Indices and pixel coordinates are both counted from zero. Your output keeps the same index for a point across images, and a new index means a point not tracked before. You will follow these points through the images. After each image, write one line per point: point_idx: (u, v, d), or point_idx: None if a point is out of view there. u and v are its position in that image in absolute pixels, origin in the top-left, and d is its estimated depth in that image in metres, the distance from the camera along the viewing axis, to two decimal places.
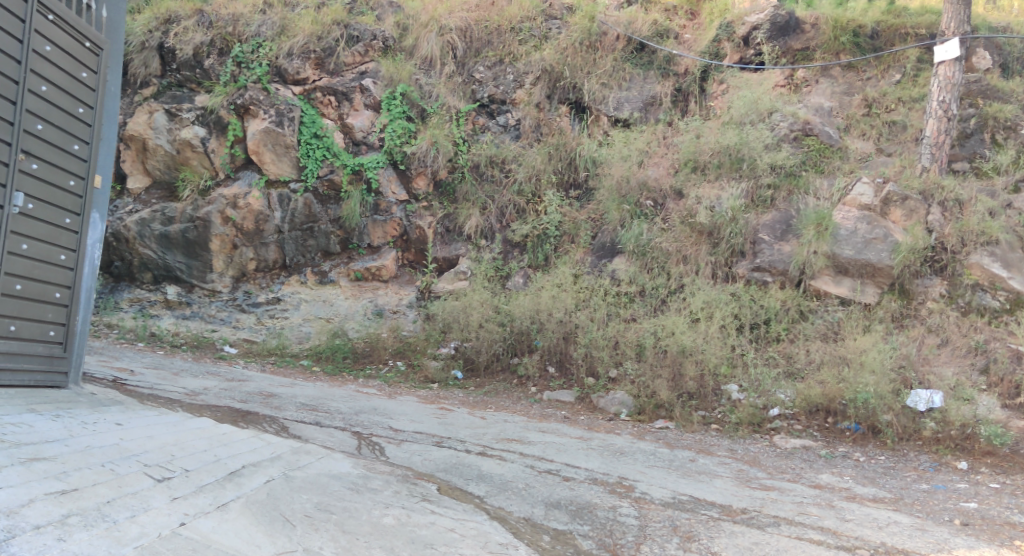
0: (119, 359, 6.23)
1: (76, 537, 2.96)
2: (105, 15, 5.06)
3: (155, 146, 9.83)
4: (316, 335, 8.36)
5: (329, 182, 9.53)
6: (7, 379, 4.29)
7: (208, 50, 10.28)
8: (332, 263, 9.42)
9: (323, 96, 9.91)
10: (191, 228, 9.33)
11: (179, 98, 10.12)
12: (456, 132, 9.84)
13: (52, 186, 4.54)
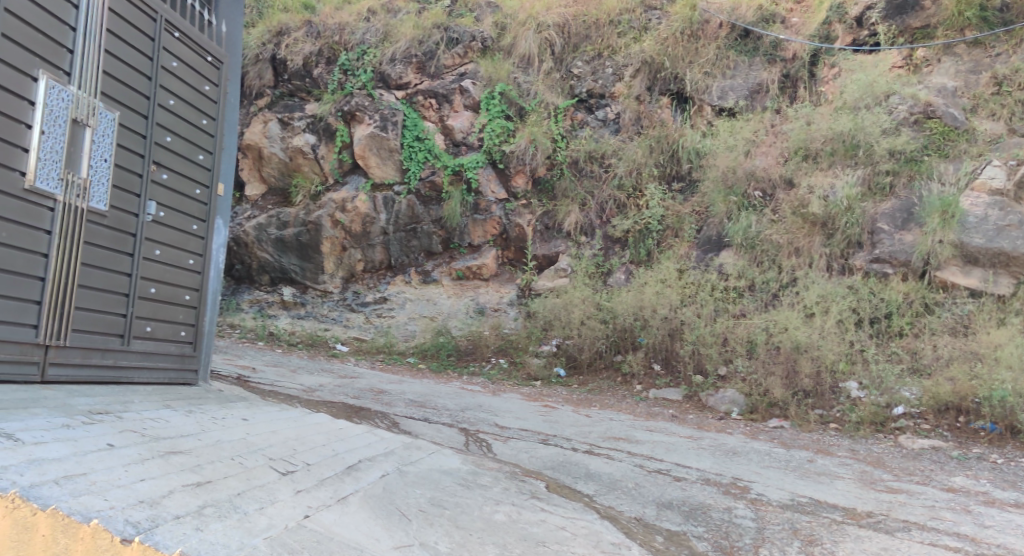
0: (241, 357, 6.57)
1: (212, 527, 3.07)
2: (224, 30, 5.34)
3: (270, 154, 10.35)
4: (421, 333, 8.56)
5: (431, 183, 9.77)
6: (144, 376, 4.59)
7: (317, 59, 10.85)
8: (434, 262, 9.59)
9: (425, 99, 10.18)
10: (304, 232, 9.72)
11: (290, 107, 10.59)
12: (555, 128, 9.84)
13: (180, 194, 4.81)
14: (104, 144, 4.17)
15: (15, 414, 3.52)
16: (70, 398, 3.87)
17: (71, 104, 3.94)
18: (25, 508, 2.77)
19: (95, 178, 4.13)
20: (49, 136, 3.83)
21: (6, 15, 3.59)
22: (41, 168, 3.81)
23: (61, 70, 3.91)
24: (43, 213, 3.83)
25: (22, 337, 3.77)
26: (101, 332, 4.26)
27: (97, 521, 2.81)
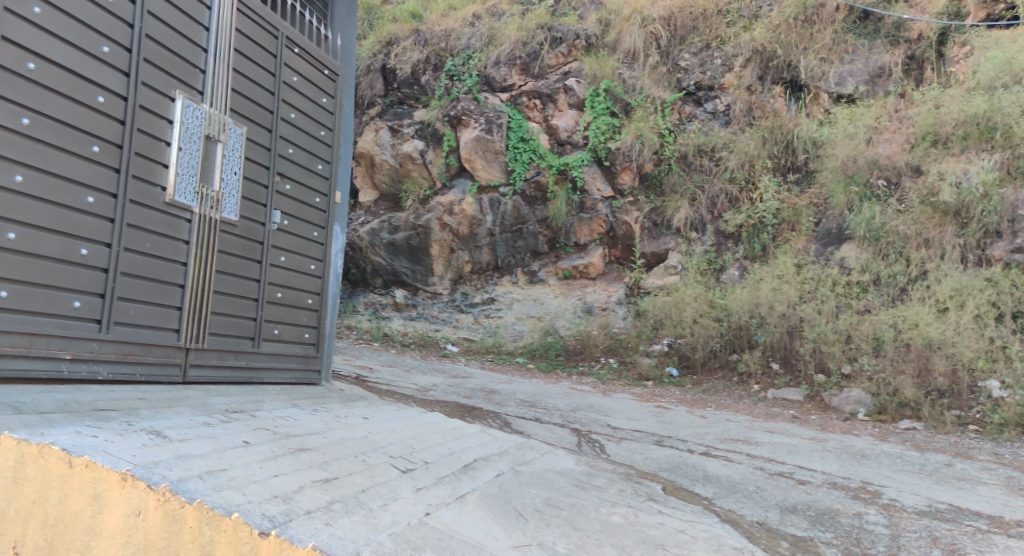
0: (358, 357, 6.83)
1: (340, 522, 3.15)
2: (340, 43, 5.57)
3: (382, 161, 10.75)
4: (529, 333, 8.72)
5: (536, 183, 9.83)
6: (272, 376, 4.90)
7: (424, 66, 11.12)
8: (541, 262, 9.75)
9: (529, 100, 10.23)
10: (414, 235, 10.09)
11: (400, 114, 10.93)
12: (662, 123, 9.62)
13: (302, 203, 5.10)
14: (234, 157, 4.47)
15: (162, 412, 3.77)
16: (210, 398, 4.13)
17: (204, 121, 4.26)
18: (174, 501, 2.90)
19: (226, 190, 4.45)
20: (186, 152, 4.16)
21: (146, 41, 3.93)
22: (180, 183, 4.15)
23: (194, 90, 4.23)
24: (181, 225, 4.17)
25: (165, 340, 4.12)
26: (234, 335, 4.58)
27: (236, 515, 2.91)
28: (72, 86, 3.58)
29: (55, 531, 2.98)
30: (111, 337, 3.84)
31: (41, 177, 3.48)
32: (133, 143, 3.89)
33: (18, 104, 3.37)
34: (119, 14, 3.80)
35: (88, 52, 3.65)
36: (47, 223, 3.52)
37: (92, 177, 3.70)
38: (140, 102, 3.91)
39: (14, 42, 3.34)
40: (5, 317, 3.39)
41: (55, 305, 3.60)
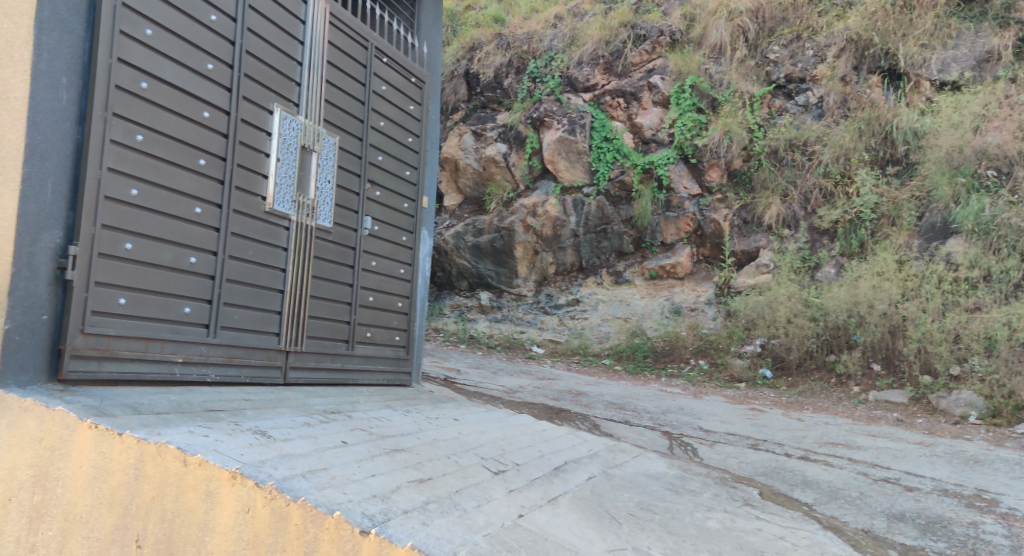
0: (447, 359, 6.96)
1: (436, 522, 3.16)
2: (426, 51, 5.70)
3: (466, 166, 11.01)
4: (615, 335, 8.69)
5: (620, 183, 9.86)
6: (366, 378, 5.05)
7: (507, 69, 11.27)
8: (627, 262, 9.71)
9: (613, 98, 10.20)
10: (498, 237, 10.34)
11: (483, 118, 11.14)
12: (751, 118, 9.40)
13: (391, 209, 5.25)
14: (328, 166, 4.64)
15: (266, 413, 3.92)
16: (308, 399, 4.28)
17: (300, 132, 4.44)
18: (280, 499, 2.94)
19: (321, 198, 4.62)
20: (284, 163, 4.36)
21: (247, 57, 4.12)
22: (278, 193, 4.34)
23: (291, 102, 4.41)
24: (280, 232, 4.36)
25: (267, 344, 4.30)
26: (330, 338, 4.74)
27: (338, 512, 2.91)
28: (180, 103, 3.80)
29: (173, 526, 3.05)
30: (218, 341, 4.04)
31: (154, 190, 3.71)
32: (236, 156, 4.09)
33: (133, 122, 3.60)
34: (222, 33, 4.00)
35: (195, 70, 3.86)
36: (160, 234, 3.75)
37: (199, 189, 3.92)
38: (242, 116, 4.11)
39: (129, 63, 3.58)
40: (123, 322, 3.62)
41: (168, 311, 3.81)
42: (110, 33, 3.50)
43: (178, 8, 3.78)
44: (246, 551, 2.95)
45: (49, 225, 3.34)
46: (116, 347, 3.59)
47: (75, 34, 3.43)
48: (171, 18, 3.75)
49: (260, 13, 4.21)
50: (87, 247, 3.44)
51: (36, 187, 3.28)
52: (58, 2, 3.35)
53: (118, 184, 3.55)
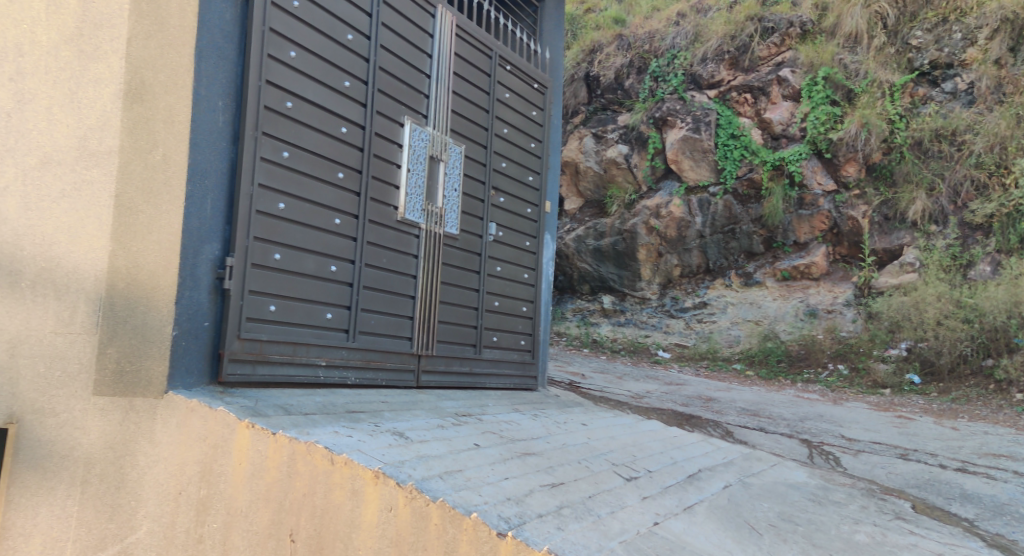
0: (570, 363, 7.01)
1: (571, 527, 3.09)
2: (549, 57, 5.77)
3: (586, 168, 11.14)
4: (746, 338, 8.58)
5: (749, 181, 9.58)
6: (494, 382, 5.14)
7: (628, 70, 11.37)
8: (757, 263, 9.41)
9: (739, 94, 9.99)
10: (620, 240, 10.34)
11: (604, 120, 11.26)
12: (891, 108, 9.04)
13: (515, 214, 5.33)
14: (454, 175, 4.77)
15: (403, 415, 4.04)
16: (441, 401, 4.38)
17: (428, 143, 4.60)
18: (421, 499, 2.92)
19: (448, 207, 4.76)
20: (414, 173, 4.51)
21: (380, 73, 4.30)
22: (409, 202, 4.49)
23: (420, 114, 4.57)
24: (411, 240, 4.51)
25: (401, 348, 4.45)
26: (459, 342, 4.86)
27: (475, 514, 2.87)
28: (322, 120, 4.00)
29: (321, 522, 3.07)
30: (357, 345, 4.21)
31: (299, 204, 3.92)
32: (371, 168, 4.27)
33: (279, 140, 3.82)
34: (358, 51, 4.18)
35: (334, 88, 4.05)
36: (304, 244, 3.95)
37: (338, 201, 4.10)
38: (376, 130, 4.29)
39: (276, 85, 3.80)
40: (273, 328, 3.84)
41: (313, 317, 4.01)
42: (260, 57, 3.73)
43: (319, 30, 3.98)
44: (388, 550, 2.95)
45: (209, 239, 3.59)
46: (267, 352, 3.80)
47: (229, 60, 3.67)
48: (313, 39, 3.95)
49: (392, 29, 4.38)
50: (241, 257, 3.67)
51: (198, 202, 3.52)
52: (214, 31, 3.59)
53: (267, 199, 3.78)
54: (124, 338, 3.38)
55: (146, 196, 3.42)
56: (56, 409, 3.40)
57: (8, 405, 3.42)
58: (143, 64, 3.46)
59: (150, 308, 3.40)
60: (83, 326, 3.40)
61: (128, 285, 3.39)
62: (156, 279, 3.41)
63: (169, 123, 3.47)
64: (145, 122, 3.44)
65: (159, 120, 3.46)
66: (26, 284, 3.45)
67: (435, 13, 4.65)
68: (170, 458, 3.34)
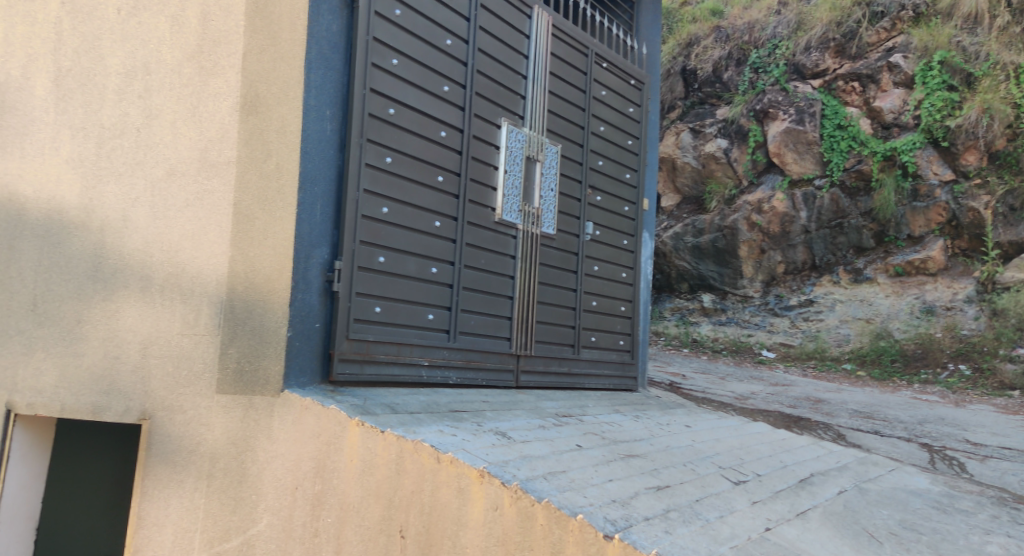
0: (670, 364, 7.00)
1: (679, 531, 2.99)
2: (646, 52, 5.73)
3: (683, 164, 11.04)
4: (857, 338, 8.33)
5: (858, 172, 9.24)
6: (593, 382, 5.14)
7: (727, 62, 11.21)
8: (867, 259, 9.08)
9: (846, 83, 9.66)
10: (720, 237, 10.15)
11: (702, 114, 11.16)
12: (1017, 91, 8.45)
13: (612, 213, 5.31)
14: (551, 175, 4.80)
15: (504, 414, 4.02)
16: (540, 402, 4.39)
17: (524, 143, 4.62)
18: (525, 498, 2.91)
19: (544, 207, 4.77)
20: (511, 174, 4.54)
21: (478, 76, 4.36)
22: (506, 203, 4.52)
23: (517, 115, 4.61)
24: (508, 241, 4.54)
25: (500, 348, 4.49)
26: (557, 343, 4.87)
27: (581, 515, 2.83)
28: (422, 125, 4.09)
29: (430, 518, 3.13)
30: (458, 345, 4.27)
31: (401, 208, 4.01)
32: (469, 170, 4.33)
33: (383, 146, 3.92)
34: (456, 55, 4.25)
35: (434, 93, 4.13)
36: (406, 247, 4.03)
37: (437, 204, 4.17)
38: (474, 132, 4.35)
39: (379, 92, 3.90)
40: (379, 329, 3.93)
41: (415, 318, 4.09)
42: (364, 66, 3.84)
43: (419, 37, 4.07)
44: (496, 548, 2.96)
45: (318, 243, 3.72)
46: (374, 352, 3.90)
47: (336, 70, 3.80)
48: (413, 46, 4.04)
49: (489, 33, 4.44)
50: (349, 261, 3.78)
51: (308, 209, 3.66)
52: (323, 43, 3.74)
53: (372, 204, 3.88)
54: (244, 339, 3.54)
55: (261, 203, 3.59)
56: (184, 406, 3.56)
57: (141, 403, 3.57)
58: (258, 77, 3.62)
59: (267, 309, 3.55)
60: (207, 328, 3.56)
61: (246, 288, 3.55)
62: (273, 282, 3.56)
63: (281, 133, 3.62)
64: (260, 132, 3.60)
65: (272, 130, 3.61)
66: (156, 288, 3.61)
67: (531, 14, 4.68)
68: (288, 454, 3.48)
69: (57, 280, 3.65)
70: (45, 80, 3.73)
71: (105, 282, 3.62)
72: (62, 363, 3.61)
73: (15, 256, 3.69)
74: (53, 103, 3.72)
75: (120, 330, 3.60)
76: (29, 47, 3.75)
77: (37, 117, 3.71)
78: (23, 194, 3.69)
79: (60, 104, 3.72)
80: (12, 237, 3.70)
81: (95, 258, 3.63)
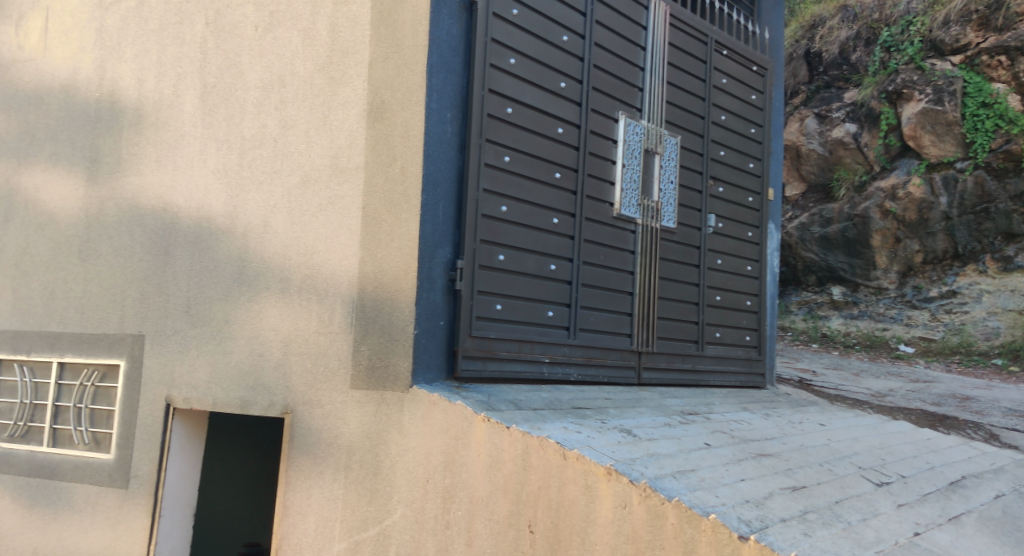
0: (799, 360, 6.82)
1: (819, 534, 2.81)
2: (768, 36, 5.68)
3: (808, 151, 10.70)
4: (1008, 331, 7.98)
5: (1006, 153, 8.55)
6: (718, 379, 5.09)
7: (855, 43, 10.76)
8: (1019, 245, 8.49)
9: (992, 57, 8.98)
10: (851, 226, 9.77)
11: (829, 99, 10.77)
12: None
13: (735, 204, 5.29)
14: (670, 166, 4.80)
15: (628, 412, 3.95)
16: (664, 399, 4.33)
17: (643, 136, 4.63)
18: (655, 497, 2.82)
19: (665, 200, 4.77)
20: (629, 168, 4.54)
21: (594, 71, 4.36)
22: (624, 197, 4.52)
23: (634, 108, 4.61)
24: (628, 236, 4.53)
25: (621, 345, 4.46)
26: (680, 339, 4.84)
27: (714, 515, 2.70)
28: (539, 122, 4.10)
29: (558, 515, 3.09)
30: (578, 342, 4.25)
31: (520, 206, 4.02)
32: (586, 166, 4.33)
33: (501, 145, 3.95)
34: (572, 51, 4.27)
35: (551, 89, 4.15)
36: (526, 245, 4.04)
37: (555, 201, 4.18)
38: (591, 127, 4.36)
39: (497, 92, 3.93)
40: (499, 326, 3.93)
41: (534, 315, 4.08)
42: (483, 67, 3.88)
43: (536, 35, 4.10)
44: (625, 546, 2.89)
45: (441, 243, 3.74)
46: (496, 348, 3.91)
47: (456, 73, 3.84)
48: (530, 44, 4.06)
49: (605, 26, 4.43)
50: (470, 259, 3.80)
51: (431, 209, 3.68)
52: (443, 46, 3.77)
53: (491, 202, 3.90)
54: (375, 337, 3.62)
55: (388, 205, 3.66)
56: (322, 401, 3.71)
57: (284, 397, 3.77)
58: (383, 84, 3.71)
59: (395, 308, 3.60)
60: (341, 327, 3.68)
61: (375, 288, 3.63)
62: (400, 281, 3.60)
63: (405, 138, 3.67)
64: (385, 138, 3.69)
65: (397, 135, 3.68)
66: (294, 289, 3.79)
67: (647, 5, 4.68)
68: (418, 448, 3.51)
69: (208, 283, 3.94)
70: (193, 97, 4.09)
71: (249, 284, 3.86)
72: (213, 361, 3.88)
73: (171, 261, 4.03)
74: (200, 119, 4.06)
75: (263, 329, 3.82)
76: (178, 67, 4.14)
77: (186, 133, 4.08)
78: (176, 203, 4.06)
79: (206, 119, 4.05)
80: (167, 243, 4.06)
81: (239, 262, 3.89)
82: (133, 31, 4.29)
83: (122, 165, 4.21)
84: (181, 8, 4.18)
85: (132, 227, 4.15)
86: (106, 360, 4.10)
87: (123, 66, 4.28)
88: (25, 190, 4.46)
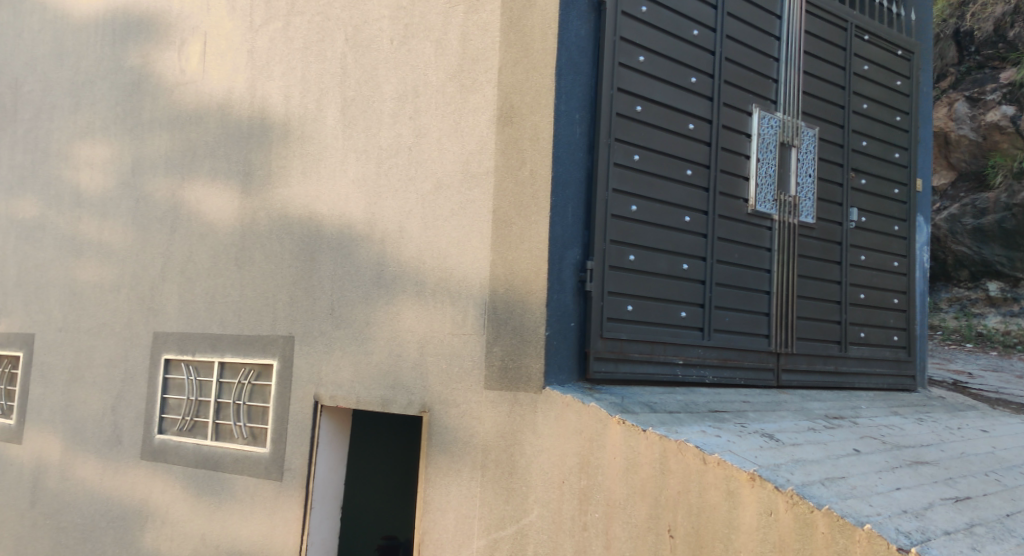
0: (953, 360, 6.44)
1: (990, 549, 2.62)
2: (914, 18, 5.40)
3: (959, 137, 10.05)
4: None
5: None
6: (863, 382, 4.86)
7: (1013, 18, 10.04)
8: None
9: None
10: (1009, 217, 9.23)
11: (981, 81, 10.14)
12: None
13: (879, 197, 5.05)
14: (808, 159, 4.64)
15: (768, 416, 3.82)
16: (806, 402, 4.17)
17: (778, 129, 4.49)
18: (803, 504, 2.67)
19: (802, 195, 4.61)
20: (763, 162, 4.41)
21: (725, 64, 4.26)
22: (760, 193, 4.39)
23: (768, 100, 4.48)
24: (763, 233, 4.40)
25: (758, 346, 4.33)
26: (821, 340, 4.65)
27: (870, 526, 2.51)
28: (669, 119, 4.03)
29: (699, 520, 3.02)
30: (713, 343, 4.15)
31: (651, 205, 3.96)
32: (718, 162, 4.23)
33: (631, 144, 3.89)
34: (703, 45, 4.17)
35: (682, 85, 4.08)
36: (657, 245, 3.97)
37: (687, 199, 4.09)
38: (723, 122, 4.26)
39: (626, 91, 3.87)
40: (633, 327, 3.87)
41: (668, 316, 4.01)
42: (612, 66, 3.83)
43: (665, 31, 4.03)
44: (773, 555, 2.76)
45: (571, 244, 3.69)
46: (628, 350, 3.84)
47: (584, 73, 3.79)
48: (660, 41, 4.00)
49: (737, 18, 4.32)
50: (600, 260, 3.74)
51: (561, 211, 3.65)
52: (572, 48, 3.74)
53: (621, 202, 3.84)
54: (507, 338, 3.66)
55: (518, 209, 3.68)
56: (458, 401, 3.80)
57: (421, 396, 3.89)
58: (512, 89, 3.75)
59: (526, 309, 3.62)
60: (474, 328, 3.75)
61: (506, 289, 3.67)
62: (530, 283, 3.61)
63: (534, 141, 3.68)
64: (515, 142, 3.72)
65: (526, 139, 3.70)
66: (429, 291, 3.90)
67: None
68: (553, 449, 3.52)
69: (350, 288, 4.12)
70: (335, 111, 4.29)
71: (387, 287, 4.01)
72: (356, 361, 4.06)
73: (316, 267, 4.25)
74: (341, 131, 4.25)
75: (401, 330, 3.96)
76: (321, 83, 4.35)
77: (330, 144, 4.28)
78: (321, 212, 4.27)
79: (346, 131, 4.23)
80: (313, 250, 4.28)
81: (378, 266, 4.05)
82: (280, 51, 4.55)
83: (272, 178, 4.47)
84: (323, 27, 4.40)
85: (282, 235, 4.40)
86: (260, 360, 4.37)
87: (272, 84, 4.54)
88: (187, 203, 4.83)
